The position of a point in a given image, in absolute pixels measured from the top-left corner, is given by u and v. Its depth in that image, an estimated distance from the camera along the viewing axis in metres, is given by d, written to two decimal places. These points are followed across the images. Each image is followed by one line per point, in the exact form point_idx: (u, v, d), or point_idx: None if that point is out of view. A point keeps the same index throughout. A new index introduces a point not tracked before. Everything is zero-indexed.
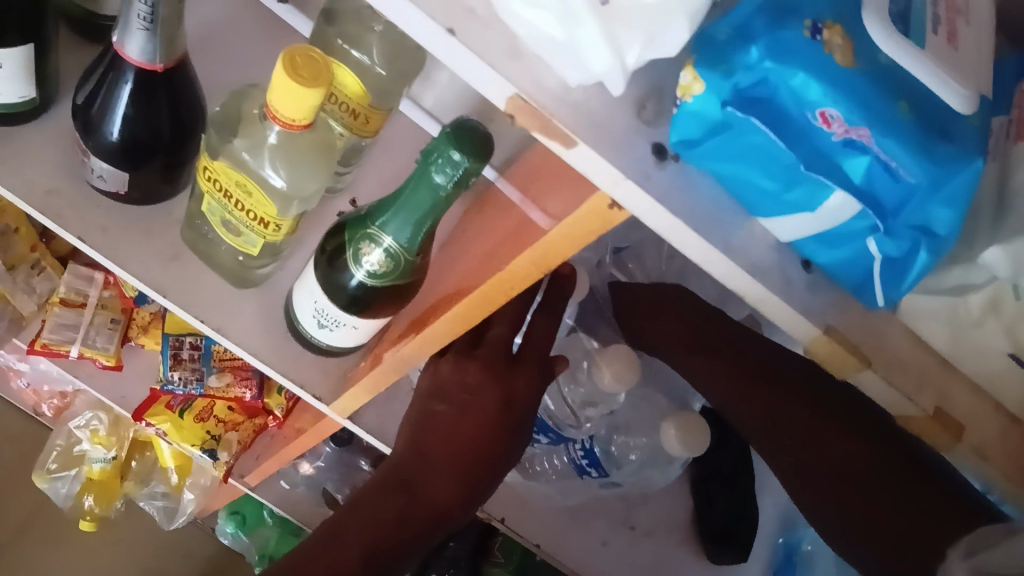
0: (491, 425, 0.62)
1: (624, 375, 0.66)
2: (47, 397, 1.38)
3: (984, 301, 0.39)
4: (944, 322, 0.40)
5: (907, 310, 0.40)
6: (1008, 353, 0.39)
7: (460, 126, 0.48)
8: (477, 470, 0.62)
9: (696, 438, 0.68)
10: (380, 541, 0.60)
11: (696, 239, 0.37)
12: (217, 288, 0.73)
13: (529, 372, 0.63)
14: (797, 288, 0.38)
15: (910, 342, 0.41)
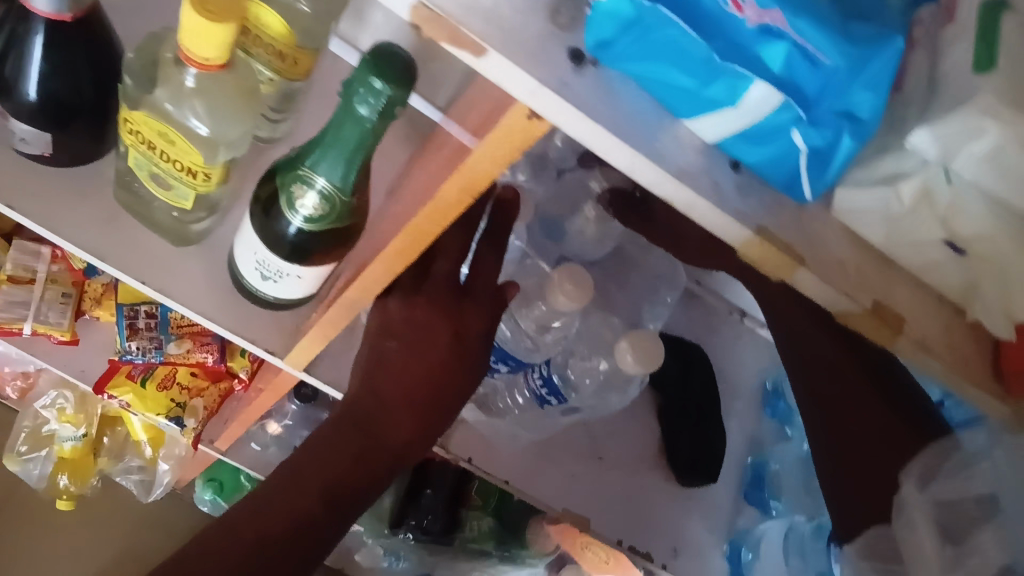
0: (440, 368, 0.62)
1: (578, 295, 0.64)
2: (9, 380, 1.35)
3: (916, 190, 0.39)
4: (879, 219, 0.39)
5: (840, 208, 0.39)
6: (943, 241, 0.40)
7: (378, 53, 0.46)
8: (430, 417, 0.65)
9: (652, 353, 0.68)
10: (346, 473, 0.65)
11: (619, 145, 0.35)
12: (158, 248, 0.70)
13: (478, 306, 0.62)
14: (727, 192, 0.37)
15: (849, 241, 0.40)
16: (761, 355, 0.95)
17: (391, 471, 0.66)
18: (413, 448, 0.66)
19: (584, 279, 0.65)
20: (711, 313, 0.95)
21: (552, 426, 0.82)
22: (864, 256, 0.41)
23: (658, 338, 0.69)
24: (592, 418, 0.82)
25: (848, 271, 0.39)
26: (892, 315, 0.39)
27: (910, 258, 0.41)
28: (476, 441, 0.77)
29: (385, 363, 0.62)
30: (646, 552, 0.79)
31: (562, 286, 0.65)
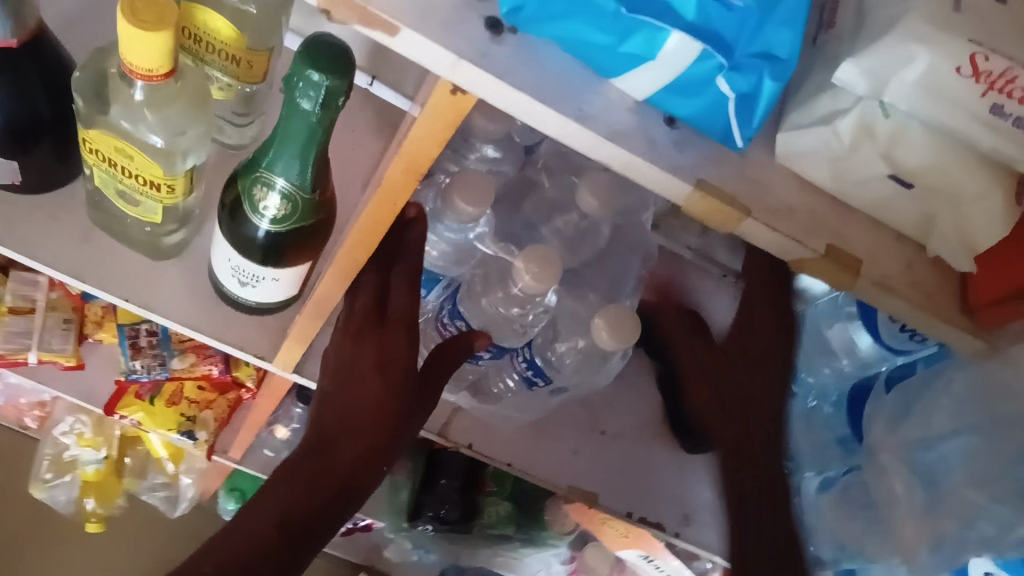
0: (380, 395, 0.63)
1: (544, 275, 0.62)
2: (27, 410, 1.37)
3: (853, 126, 0.43)
4: (825, 159, 0.44)
5: (785, 156, 0.44)
6: (888, 176, 0.44)
7: (311, 44, 0.45)
8: (379, 442, 0.64)
9: (627, 329, 0.67)
10: (294, 507, 0.62)
11: (549, 110, 0.35)
12: (137, 264, 0.71)
13: (400, 331, 0.64)
14: (663, 145, 0.37)
15: (798, 184, 0.45)
16: None
17: (340, 505, 0.62)
18: (363, 481, 0.63)
19: (554, 260, 0.63)
20: (703, 278, 0.94)
21: (547, 404, 0.81)
22: (815, 199, 0.45)
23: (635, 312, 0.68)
24: (589, 393, 0.81)
25: (791, 217, 0.39)
26: (849, 258, 0.40)
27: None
28: (474, 426, 0.78)
29: (326, 402, 0.64)
30: (656, 521, 0.79)
31: (527, 267, 0.62)
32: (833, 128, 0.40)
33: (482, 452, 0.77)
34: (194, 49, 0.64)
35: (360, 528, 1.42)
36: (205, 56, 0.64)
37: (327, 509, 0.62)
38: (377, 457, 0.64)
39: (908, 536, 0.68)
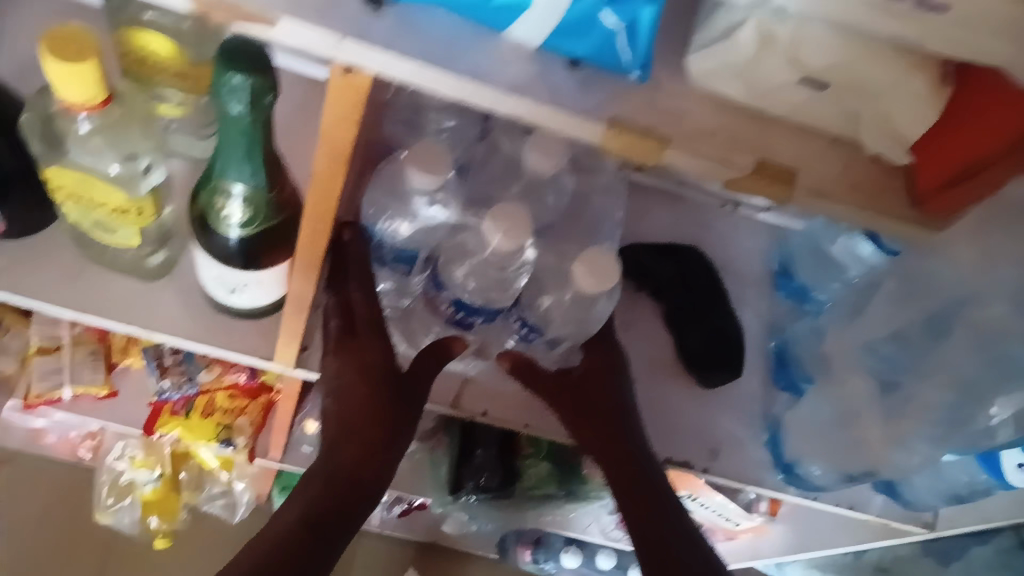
0: (366, 394, 0.65)
1: (514, 231, 0.60)
2: (79, 441, 1.45)
3: (755, 36, 0.39)
4: (734, 76, 0.39)
5: (697, 76, 0.40)
6: (800, 81, 0.40)
7: (226, 50, 0.45)
8: (379, 431, 0.65)
9: (606, 270, 0.64)
10: (310, 507, 0.62)
11: (441, 76, 0.35)
12: (129, 288, 0.72)
13: (369, 336, 0.66)
14: (566, 91, 0.36)
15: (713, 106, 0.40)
16: (763, 236, 0.91)
17: (353, 501, 0.63)
18: (371, 476, 0.64)
19: (521, 223, 0.60)
20: (701, 209, 0.91)
21: None
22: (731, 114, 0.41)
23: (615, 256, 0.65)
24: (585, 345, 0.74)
25: (717, 139, 0.39)
26: (779, 171, 0.40)
27: (776, 104, 0.41)
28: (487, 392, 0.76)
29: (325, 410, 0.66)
30: (683, 461, 0.78)
31: (495, 225, 0.60)
32: (734, 41, 0.39)
33: (497, 418, 0.76)
34: (142, 72, 0.65)
35: (416, 507, 1.43)
36: (155, 77, 0.65)
37: (344, 505, 0.63)
38: (380, 446, 0.65)
39: (875, 444, 0.71)
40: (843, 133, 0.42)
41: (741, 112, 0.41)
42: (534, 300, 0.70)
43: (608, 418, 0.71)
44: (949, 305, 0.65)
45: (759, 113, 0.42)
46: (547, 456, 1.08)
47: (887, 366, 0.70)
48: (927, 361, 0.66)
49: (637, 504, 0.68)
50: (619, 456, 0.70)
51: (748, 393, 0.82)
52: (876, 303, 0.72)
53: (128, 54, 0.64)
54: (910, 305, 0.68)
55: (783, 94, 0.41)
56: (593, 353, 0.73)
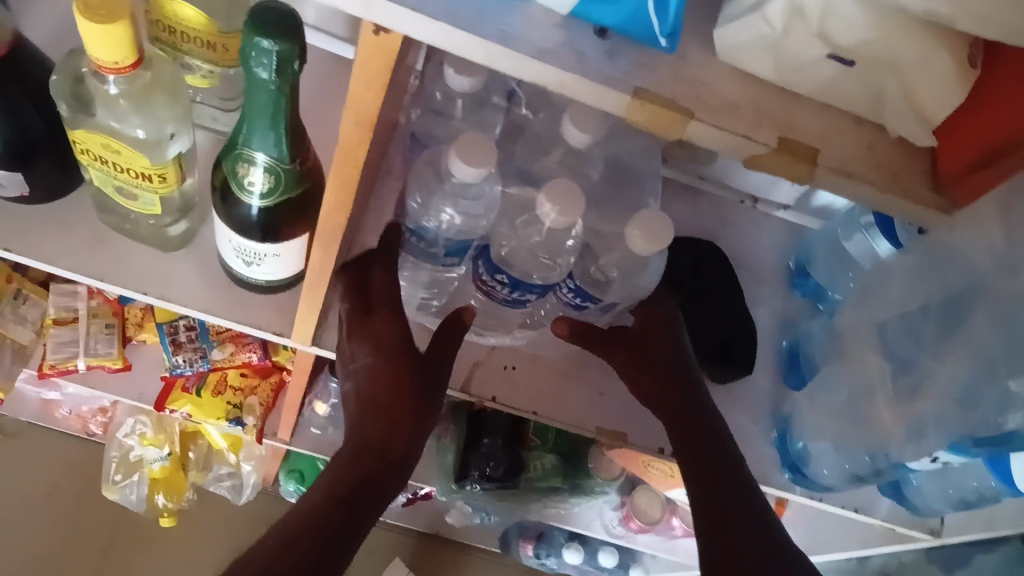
0: (387, 371, 0.64)
1: (569, 208, 0.55)
2: (91, 417, 1.45)
3: (785, 9, 0.38)
4: (765, 51, 0.39)
5: (725, 52, 0.39)
6: (828, 56, 0.39)
7: (257, 14, 0.45)
8: (404, 410, 0.63)
9: (661, 232, 0.58)
10: (340, 481, 0.61)
11: (472, 37, 0.35)
12: (148, 257, 0.72)
13: (383, 315, 0.65)
14: (593, 60, 0.36)
15: (741, 82, 0.40)
16: (781, 235, 0.91)
17: (384, 474, 0.62)
18: (400, 449, 0.63)
19: (576, 196, 0.55)
20: (721, 205, 0.91)
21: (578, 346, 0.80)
22: (760, 93, 0.40)
23: (665, 211, 0.59)
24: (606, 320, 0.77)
25: (744, 113, 0.39)
26: (804, 149, 0.39)
27: (803, 83, 0.40)
28: (497, 378, 0.76)
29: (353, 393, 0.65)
30: None
31: (549, 206, 0.55)
32: (763, 14, 0.38)
33: (506, 403, 0.75)
34: (172, 40, 0.66)
35: (421, 497, 1.44)
36: (183, 46, 0.66)
37: (374, 482, 0.62)
38: (406, 423, 0.63)
39: (889, 423, 0.65)
40: (868, 115, 0.41)
41: (770, 89, 0.41)
42: (588, 270, 0.66)
43: (658, 375, 0.70)
44: (966, 284, 0.61)
45: (788, 92, 0.41)
46: (554, 449, 1.07)
47: (905, 345, 0.65)
48: (959, 340, 0.60)
49: (688, 471, 0.66)
50: (675, 414, 0.69)
51: (759, 389, 0.81)
52: (888, 274, 0.68)
53: (159, 23, 0.65)
54: (924, 277, 0.65)
55: (811, 71, 0.39)
56: (645, 305, 0.74)
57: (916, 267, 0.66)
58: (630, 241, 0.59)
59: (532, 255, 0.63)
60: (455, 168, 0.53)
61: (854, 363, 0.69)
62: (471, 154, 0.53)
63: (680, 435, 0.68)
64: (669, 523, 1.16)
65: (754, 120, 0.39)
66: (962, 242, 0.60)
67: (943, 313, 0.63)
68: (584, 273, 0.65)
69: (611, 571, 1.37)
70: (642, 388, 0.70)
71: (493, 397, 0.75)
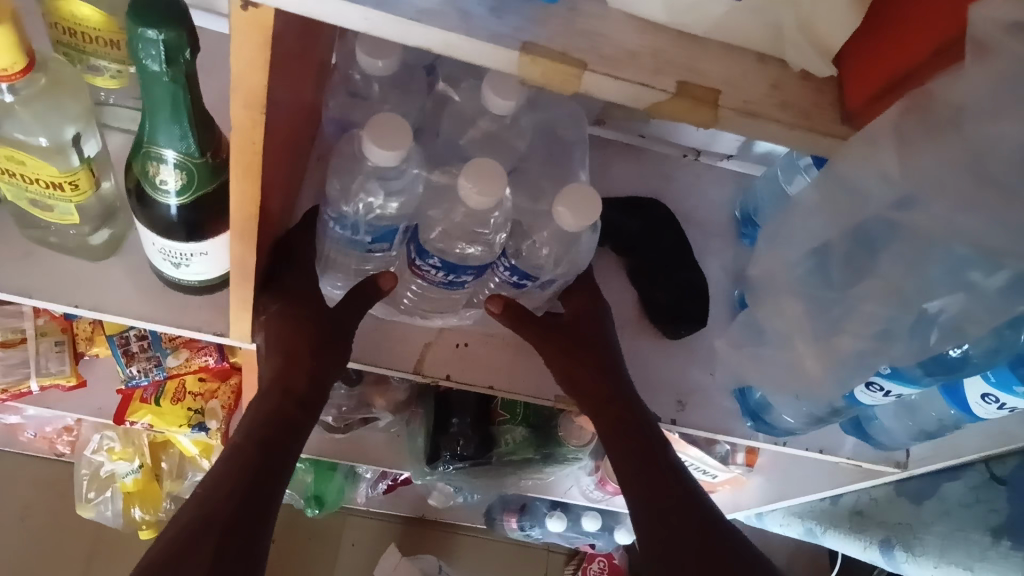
0: (286, 321, 0.65)
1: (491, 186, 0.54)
2: (57, 437, 1.42)
3: None
4: None
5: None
6: None
7: (136, 5, 0.43)
8: (305, 359, 0.65)
9: (588, 207, 0.58)
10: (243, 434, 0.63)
11: (348, 5, 0.34)
12: (77, 268, 0.70)
13: (294, 274, 0.66)
14: (478, 17, 0.36)
15: (638, 28, 0.39)
16: (726, 183, 0.90)
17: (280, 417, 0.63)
18: (296, 394, 0.64)
19: (497, 174, 0.55)
20: (663, 161, 0.90)
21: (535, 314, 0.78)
22: (659, 37, 0.40)
23: (590, 183, 0.59)
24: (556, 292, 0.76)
25: (642, 60, 0.38)
26: (705, 92, 0.39)
27: (700, 21, 0.39)
28: (450, 356, 0.75)
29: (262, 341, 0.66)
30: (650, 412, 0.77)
31: (470, 185, 0.54)
32: None
33: (462, 380, 0.74)
34: (75, 43, 0.63)
35: (400, 482, 1.43)
36: (87, 47, 0.63)
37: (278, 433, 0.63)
38: (304, 369, 0.65)
39: (812, 370, 0.59)
40: (769, 51, 0.41)
41: (667, 32, 0.40)
42: (521, 244, 0.64)
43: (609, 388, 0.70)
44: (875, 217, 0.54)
45: (689, 34, 0.40)
46: (524, 422, 1.05)
47: (824, 284, 0.57)
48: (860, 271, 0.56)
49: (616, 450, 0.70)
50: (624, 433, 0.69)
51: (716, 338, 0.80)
52: (801, 209, 0.58)
53: (61, 26, 0.62)
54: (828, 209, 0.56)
55: (706, 10, 0.39)
56: (577, 297, 0.73)
57: (834, 194, 0.55)
58: (556, 215, 0.58)
59: (462, 233, 0.62)
60: (369, 151, 0.53)
61: (785, 313, 0.59)
62: (384, 137, 0.53)
63: (615, 429, 0.70)
64: None
65: (654, 65, 0.39)
66: (849, 172, 0.52)
67: (873, 240, 0.54)
68: (515, 249, 0.63)
69: (596, 534, 1.38)
70: (572, 376, 0.70)
71: (448, 375, 0.74)
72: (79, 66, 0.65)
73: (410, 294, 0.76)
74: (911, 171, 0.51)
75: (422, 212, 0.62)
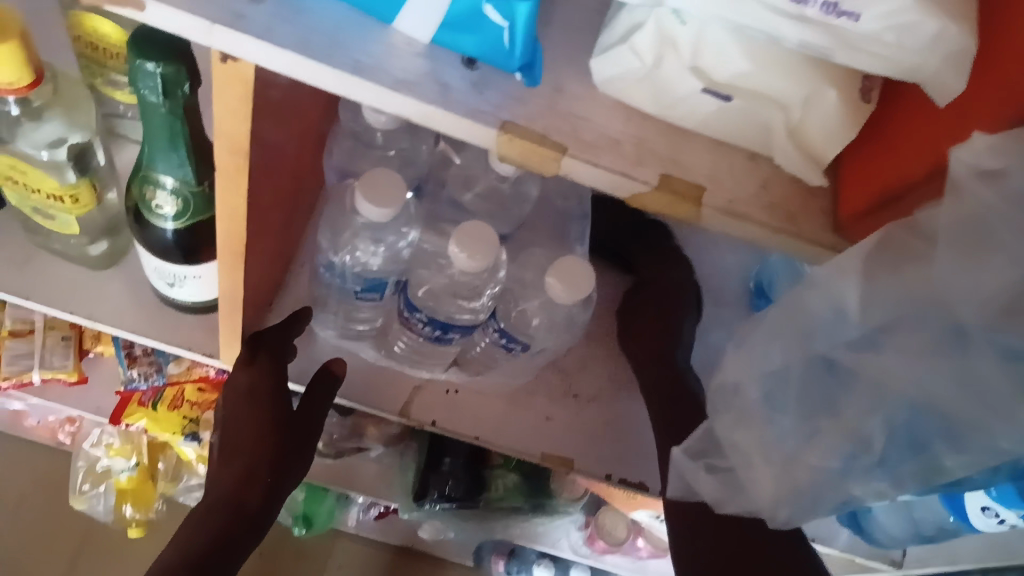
0: (251, 414, 0.64)
1: (477, 249, 0.54)
2: (60, 426, 1.43)
3: (655, 40, 0.40)
4: (638, 83, 0.41)
5: (603, 81, 0.42)
6: (703, 91, 0.41)
7: (138, 38, 0.43)
8: (261, 473, 0.64)
9: (579, 279, 0.56)
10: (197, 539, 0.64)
11: (324, 67, 0.37)
12: (75, 276, 0.70)
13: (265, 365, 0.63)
14: (457, 91, 0.39)
15: (622, 115, 0.42)
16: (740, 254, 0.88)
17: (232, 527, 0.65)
18: (250, 501, 0.65)
19: (488, 238, 0.55)
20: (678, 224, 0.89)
21: (531, 370, 0.76)
22: (641, 126, 0.42)
23: (587, 259, 0.58)
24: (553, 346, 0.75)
25: (624, 148, 0.41)
26: (687, 188, 0.41)
27: (682, 117, 0.42)
28: (439, 402, 0.74)
29: (216, 449, 0.66)
30: (639, 482, 0.73)
31: (458, 247, 0.54)
32: (632, 47, 0.40)
33: (446, 427, 0.73)
34: (95, 56, 0.63)
35: (392, 511, 1.41)
36: (107, 62, 0.64)
37: (230, 545, 0.65)
38: (260, 473, 0.64)
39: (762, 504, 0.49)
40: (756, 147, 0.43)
41: (651, 121, 0.43)
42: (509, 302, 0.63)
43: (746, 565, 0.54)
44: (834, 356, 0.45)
45: (677, 128, 0.43)
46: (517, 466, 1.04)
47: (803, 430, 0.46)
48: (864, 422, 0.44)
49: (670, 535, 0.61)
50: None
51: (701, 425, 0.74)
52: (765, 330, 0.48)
53: (83, 38, 0.62)
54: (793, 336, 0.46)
55: (695, 105, 0.41)
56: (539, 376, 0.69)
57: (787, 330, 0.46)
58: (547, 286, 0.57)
59: (454, 289, 0.61)
60: (361, 207, 0.53)
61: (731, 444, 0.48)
62: (375, 195, 0.53)
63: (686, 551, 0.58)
64: (635, 544, 1.12)
65: (635, 156, 0.41)
66: (813, 299, 0.45)
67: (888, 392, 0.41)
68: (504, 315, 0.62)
69: None
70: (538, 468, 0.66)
71: (433, 421, 0.73)
72: (99, 78, 0.66)
73: (403, 342, 0.74)
74: (878, 302, 0.42)
75: (412, 270, 0.61)
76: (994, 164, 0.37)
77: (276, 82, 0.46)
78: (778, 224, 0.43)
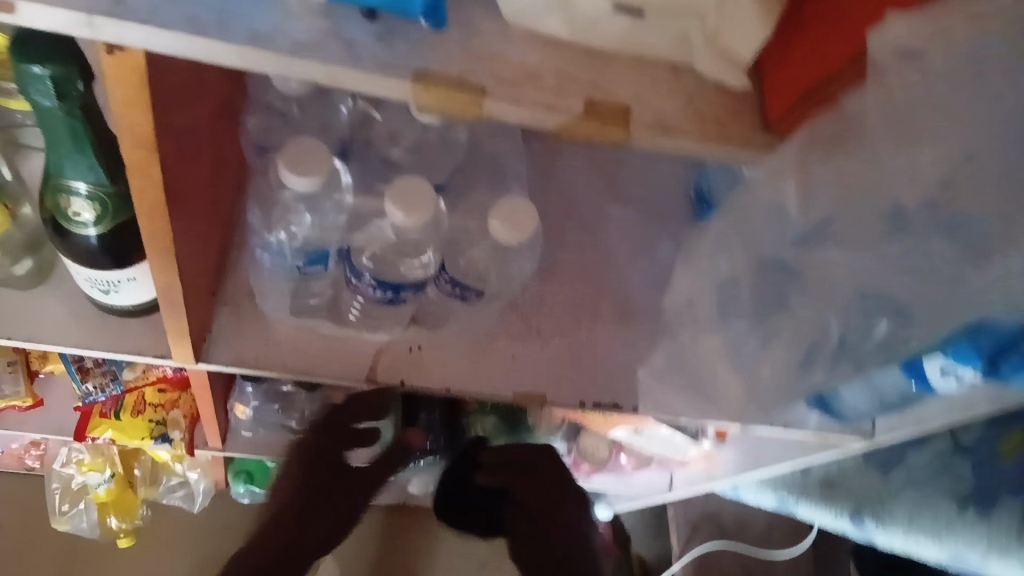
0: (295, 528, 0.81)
1: (414, 206, 0.53)
2: (25, 452, 1.39)
3: None
4: (549, 10, 0.40)
5: (514, 14, 0.40)
6: (615, 8, 0.40)
7: (19, 40, 0.41)
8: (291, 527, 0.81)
9: (522, 220, 0.56)
10: None
11: (217, 40, 0.35)
12: (5, 300, 0.67)
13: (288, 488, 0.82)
14: (363, 46, 0.37)
15: (537, 45, 0.41)
16: (677, 166, 0.88)
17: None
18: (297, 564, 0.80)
19: (425, 194, 0.54)
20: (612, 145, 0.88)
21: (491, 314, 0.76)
22: (558, 54, 0.41)
23: (527, 197, 0.57)
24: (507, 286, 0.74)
25: (545, 80, 0.40)
26: (614, 110, 0.40)
27: (598, 37, 0.41)
28: (403, 362, 0.73)
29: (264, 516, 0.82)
30: (613, 403, 0.73)
31: (394, 207, 0.53)
32: None
33: (417, 385, 0.73)
34: None
35: None
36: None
37: None
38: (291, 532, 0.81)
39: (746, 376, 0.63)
40: (675, 57, 0.42)
41: (568, 47, 0.41)
42: (454, 250, 0.62)
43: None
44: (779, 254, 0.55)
45: (594, 50, 0.42)
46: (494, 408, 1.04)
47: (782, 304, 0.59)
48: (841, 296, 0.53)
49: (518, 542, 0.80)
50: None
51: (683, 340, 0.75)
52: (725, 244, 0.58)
53: None
54: (741, 242, 0.59)
55: (608, 25, 0.40)
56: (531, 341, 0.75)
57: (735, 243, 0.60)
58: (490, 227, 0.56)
59: (398, 246, 0.60)
60: (289, 181, 0.53)
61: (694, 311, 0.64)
62: (302, 166, 0.52)
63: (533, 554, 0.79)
64: (619, 460, 1.15)
65: (557, 85, 0.40)
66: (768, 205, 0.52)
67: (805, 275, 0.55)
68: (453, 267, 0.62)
69: None
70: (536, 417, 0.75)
71: (401, 381, 0.72)
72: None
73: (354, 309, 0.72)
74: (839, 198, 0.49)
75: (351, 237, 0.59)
76: (911, 43, 0.42)
77: (175, 66, 0.44)
78: (708, 130, 0.42)
